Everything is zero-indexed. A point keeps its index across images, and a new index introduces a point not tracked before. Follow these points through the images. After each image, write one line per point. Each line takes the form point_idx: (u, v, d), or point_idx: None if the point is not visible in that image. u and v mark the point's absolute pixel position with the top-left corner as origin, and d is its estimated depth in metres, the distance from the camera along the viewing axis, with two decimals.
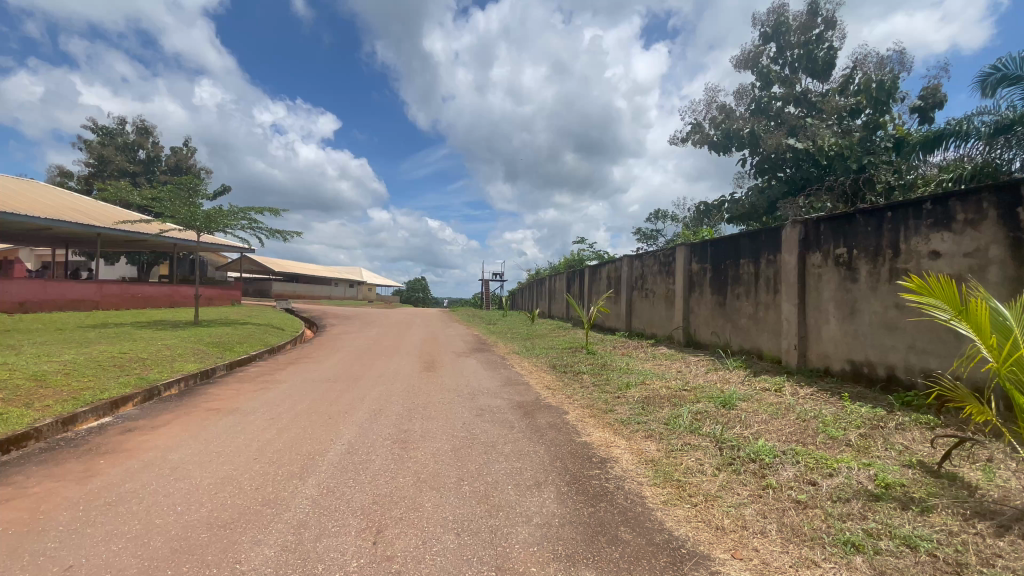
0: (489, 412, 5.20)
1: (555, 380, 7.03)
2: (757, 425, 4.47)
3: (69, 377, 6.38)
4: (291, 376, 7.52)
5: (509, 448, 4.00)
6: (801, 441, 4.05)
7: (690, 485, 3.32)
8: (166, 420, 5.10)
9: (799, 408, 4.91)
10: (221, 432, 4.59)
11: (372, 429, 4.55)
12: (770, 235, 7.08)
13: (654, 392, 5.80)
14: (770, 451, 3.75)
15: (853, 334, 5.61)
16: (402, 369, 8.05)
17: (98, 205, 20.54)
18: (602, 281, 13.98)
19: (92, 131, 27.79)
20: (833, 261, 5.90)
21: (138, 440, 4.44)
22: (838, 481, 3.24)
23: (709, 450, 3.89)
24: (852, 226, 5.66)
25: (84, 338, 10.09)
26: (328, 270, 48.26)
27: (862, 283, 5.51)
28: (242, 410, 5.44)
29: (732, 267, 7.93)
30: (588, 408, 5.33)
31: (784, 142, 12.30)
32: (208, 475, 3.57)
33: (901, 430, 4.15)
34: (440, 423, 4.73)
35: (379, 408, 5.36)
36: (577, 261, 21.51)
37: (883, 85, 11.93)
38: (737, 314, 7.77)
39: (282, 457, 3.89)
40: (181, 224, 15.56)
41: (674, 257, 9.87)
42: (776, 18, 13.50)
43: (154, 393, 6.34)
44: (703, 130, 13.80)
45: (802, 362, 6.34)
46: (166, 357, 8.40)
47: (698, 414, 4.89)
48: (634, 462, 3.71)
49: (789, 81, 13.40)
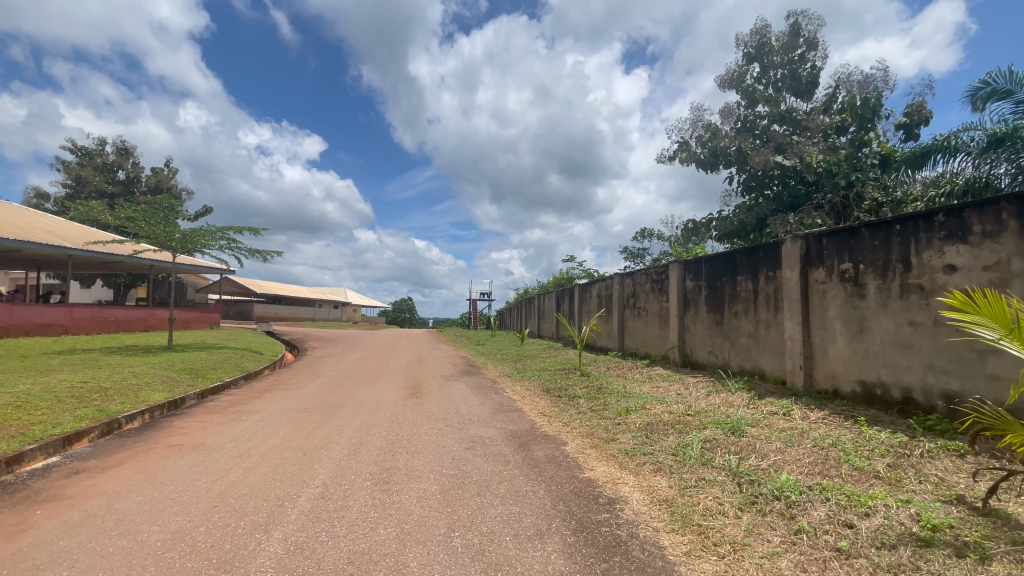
0: (480, 444, 4.76)
1: (549, 406, 6.59)
2: (773, 455, 4.10)
3: (21, 410, 5.78)
4: (266, 406, 6.99)
5: (504, 488, 3.57)
6: (824, 474, 3.70)
7: (713, 530, 2.93)
8: (121, 459, 4.56)
9: (814, 434, 4.57)
10: (179, 474, 4.07)
11: (350, 468, 4.10)
12: (768, 250, 6.82)
13: (656, 418, 5.41)
14: (795, 485, 3.39)
15: (864, 353, 5.32)
16: (386, 396, 7.57)
17: (72, 226, 19.83)
18: (592, 299, 13.66)
19: (70, 151, 27.18)
20: (838, 277, 5.63)
21: (85, 485, 3.90)
22: (878, 523, 2.91)
23: (726, 486, 3.51)
24: (857, 240, 5.42)
25: (46, 365, 9.40)
26: (312, 292, 47.45)
27: (871, 300, 5.24)
28: (207, 446, 4.92)
29: (729, 284, 7.66)
30: (588, 438, 4.91)
31: (772, 159, 12.24)
32: (157, 529, 3.07)
33: (930, 459, 3.85)
34: (427, 459, 4.29)
35: (358, 442, 4.89)
36: (567, 279, 21.24)
37: (868, 102, 11.90)
38: (736, 333, 7.48)
39: (245, 504, 3.41)
40: (154, 245, 14.91)
41: (667, 274, 9.60)
42: (758, 39, 13.61)
43: (114, 427, 5.77)
44: (690, 148, 13.70)
45: (809, 383, 6.02)
46: (131, 386, 7.80)
47: (707, 442, 4.51)
48: (646, 503, 3.30)
49: (774, 99, 13.45)
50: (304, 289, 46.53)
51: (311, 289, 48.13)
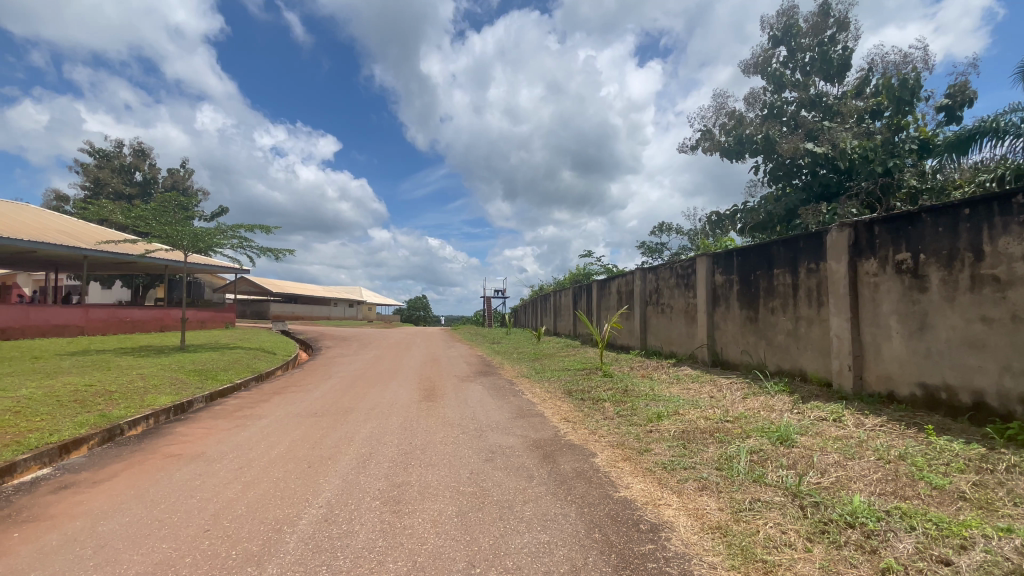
0: (500, 455, 4.35)
1: (573, 410, 6.14)
2: (834, 470, 3.61)
3: (19, 416, 5.51)
4: (273, 411, 6.66)
5: (529, 510, 3.15)
6: (900, 496, 3.20)
7: (781, 568, 2.46)
8: (114, 472, 4.22)
9: (877, 445, 4.06)
10: (174, 490, 3.72)
11: (359, 483, 3.72)
12: (810, 240, 6.28)
13: (691, 425, 4.93)
14: (871, 510, 2.91)
15: (925, 352, 4.78)
16: (399, 399, 7.22)
17: (88, 227, 19.85)
18: (612, 296, 13.15)
19: (89, 154, 27.46)
20: (894, 268, 5.09)
21: (70, 502, 3.57)
22: (980, 559, 2.41)
23: (788, 510, 3.03)
24: (917, 227, 4.87)
25: (54, 368, 9.18)
26: (327, 291, 47.60)
27: (933, 294, 4.70)
28: (207, 457, 4.58)
29: (764, 278, 7.14)
30: (619, 448, 4.46)
31: (801, 146, 11.50)
32: (138, 560, 2.70)
33: (1020, 475, 3.33)
34: (442, 473, 3.88)
35: (368, 452, 4.51)
36: (584, 274, 20.74)
37: (906, 84, 11.15)
38: (772, 330, 6.96)
39: (240, 528, 3.04)
40: (166, 245, 14.73)
41: (694, 268, 9.04)
42: (785, 21, 12.94)
43: (115, 433, 5.48)
44: (713, 136, 13.08)
45: (858, 385, 5.48)
46: (137, 388, 7.54)
47: (755, 455, 4.02)
48: (696, 531, 2.85)
49: (803, 84, 12.76)
50: (319, 287, 46.63)
51: (327, 287, 48.26)
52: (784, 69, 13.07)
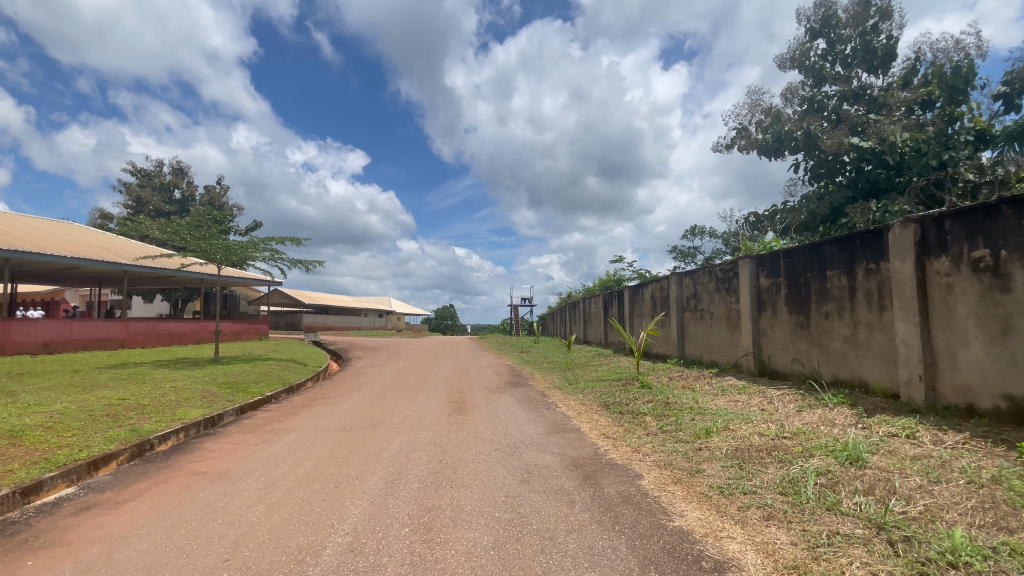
0: (538, 476, 4.04)
1: (612, 425, 5.77)
2: (920, 497, 3.16)
3: (51, 431, 5.49)
4: (301, 425, 6.50)
5: (573, 542, 2.83)
6: (1003, 528, 2.74)
7: None
8: (138, 492, 4.09)
9: (965, 466, 3.57)
10: (195, 513, 3.54)
11: (389, 507, 3.47)
12: (867, 238, 5.78)
13: (745, 443, 4.50)
14: (975, 547, 2.48)
15: (1010, 360, 4.26)
16: (428, 412, 6.99)
17: (129, 244, 20.51)
18: (646, 301, 12.68)
19: (132, 174, 28.61)
20: (970, 266, 4.58)
21: (91, 525, 3.42)
22: None
23: (875, 547, 2.62)
24: (996, 221, 4.36)
25: (91, 381, 9.30)
26: (358, 301, 48.31)
27: (1018, 294, 4.18)
28: (233, 476, 4.41)
29: (816, 280, 6.64)
30: (667, 469, 4.08)
31: (846, 141, 10.83)
32: None
33: None
34: (476, 496, 3.60)
35: (396, 471, 4.26)
36: (615, 281, 20.25)
37: (959, 72, 10.39)
38: (827, 336, 6.45)
39: (260, 558, 2.81)
40: (200, 259, 15.00)
41: (736, 272, 8.56)
42: (823, 12, 12.34)
43: (144, 448, 5.42)
44: (750, 134, 12.51)
45: (931, 397, 4.95)
46: (169, 402, 7.54)
47: (824, 477, 3.59)
48: (768, 572, 2.48)
49: (844, 76, 12.11)
50: (349, 299, 47.33)
51: (357, 298, 48.96)
52: (824, 62, 12.44)
